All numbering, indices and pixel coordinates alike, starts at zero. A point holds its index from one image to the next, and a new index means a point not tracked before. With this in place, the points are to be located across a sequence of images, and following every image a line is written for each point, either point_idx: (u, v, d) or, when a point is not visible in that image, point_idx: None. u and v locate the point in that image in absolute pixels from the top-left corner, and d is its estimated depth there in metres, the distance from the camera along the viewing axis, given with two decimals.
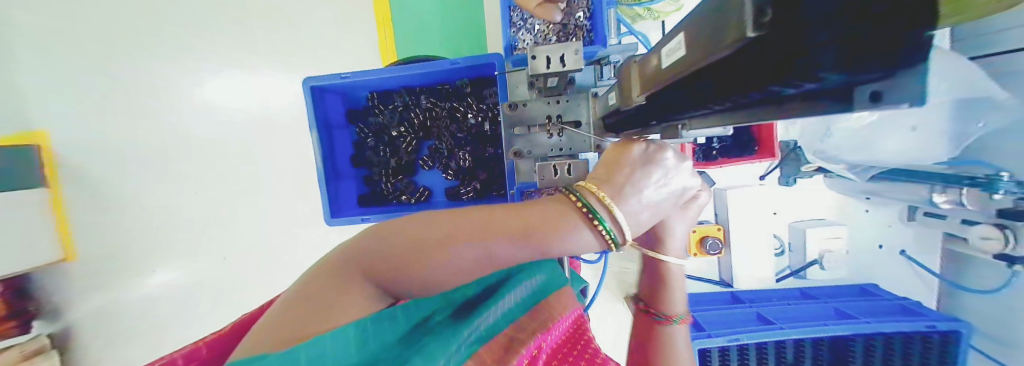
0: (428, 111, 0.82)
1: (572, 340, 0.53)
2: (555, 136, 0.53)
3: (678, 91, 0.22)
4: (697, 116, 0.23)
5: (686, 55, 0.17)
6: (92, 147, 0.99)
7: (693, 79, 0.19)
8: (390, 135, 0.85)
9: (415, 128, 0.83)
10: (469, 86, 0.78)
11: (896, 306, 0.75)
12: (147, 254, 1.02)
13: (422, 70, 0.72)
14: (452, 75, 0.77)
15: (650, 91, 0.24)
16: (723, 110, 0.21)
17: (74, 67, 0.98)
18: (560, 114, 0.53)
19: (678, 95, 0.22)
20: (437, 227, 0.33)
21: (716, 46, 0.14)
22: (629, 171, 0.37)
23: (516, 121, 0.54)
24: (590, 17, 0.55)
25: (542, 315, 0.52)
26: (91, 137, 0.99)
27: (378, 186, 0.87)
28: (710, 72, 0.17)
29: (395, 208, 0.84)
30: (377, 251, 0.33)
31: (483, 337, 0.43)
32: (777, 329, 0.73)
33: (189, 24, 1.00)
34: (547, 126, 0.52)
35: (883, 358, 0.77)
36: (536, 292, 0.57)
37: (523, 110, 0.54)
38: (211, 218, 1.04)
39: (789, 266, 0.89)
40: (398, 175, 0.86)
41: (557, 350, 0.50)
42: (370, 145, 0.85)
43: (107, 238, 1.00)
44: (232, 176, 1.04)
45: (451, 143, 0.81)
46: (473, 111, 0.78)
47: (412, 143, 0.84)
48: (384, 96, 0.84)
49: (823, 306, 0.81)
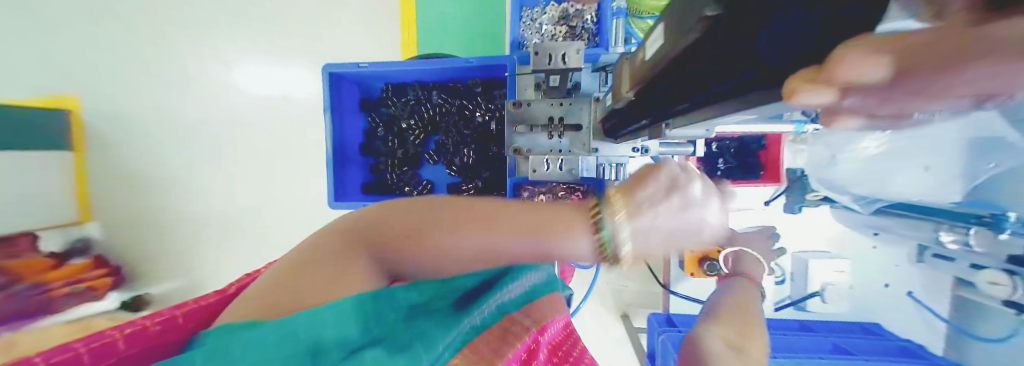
0: (439, 107, 0.84)
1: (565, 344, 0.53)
2: (556, 138, 0.54)
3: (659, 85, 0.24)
4: (679, 111, 0.25)
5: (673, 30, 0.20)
6: (113, 114, 1.05)
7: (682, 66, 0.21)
8: (400, 127, 0.87)
9: (424, 122, 0.86)
10: (480, 85, 0.80)
11: (897, 347, 0.73)
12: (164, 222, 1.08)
13: (434, 66, 0.75)
14: (465, 74, 0.79)
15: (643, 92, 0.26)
16: (703, 104, 0.22)
17: (103, 46, 1.04)
18: (562, 117, 0.53)
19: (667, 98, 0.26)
20: (436, 206, 0.33)
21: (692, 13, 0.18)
22: (673, 203, 0.28)
23: (519, 119, 0.55)
24: (596, 22, 0.57)
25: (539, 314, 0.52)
26: (111, 105, 1.05)
27: (383, 175, 0.89)
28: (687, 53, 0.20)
29: (396, 197, 0.86)
30: (376, 222, 0.34)
31: (480, 328, 0.42)
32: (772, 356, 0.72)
33: (211, 13, 1.05)
34: (549, 128, 0.53)
35: None
36: (532, 291, 0.55)
37: (527, 109, 0.54)
38: (230, 193, 1.11)
39: (789, 296, 0.85)
40: (403, 166, 0.88)
41: (554, 350, 0.51)
42: (380, 135, 0.88)
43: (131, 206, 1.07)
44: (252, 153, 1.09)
45: (457, 139, 0.83)
46: (481, 110, 0.80)
47: (420, 136, 0.87)
48: (399, 89, 0.87)
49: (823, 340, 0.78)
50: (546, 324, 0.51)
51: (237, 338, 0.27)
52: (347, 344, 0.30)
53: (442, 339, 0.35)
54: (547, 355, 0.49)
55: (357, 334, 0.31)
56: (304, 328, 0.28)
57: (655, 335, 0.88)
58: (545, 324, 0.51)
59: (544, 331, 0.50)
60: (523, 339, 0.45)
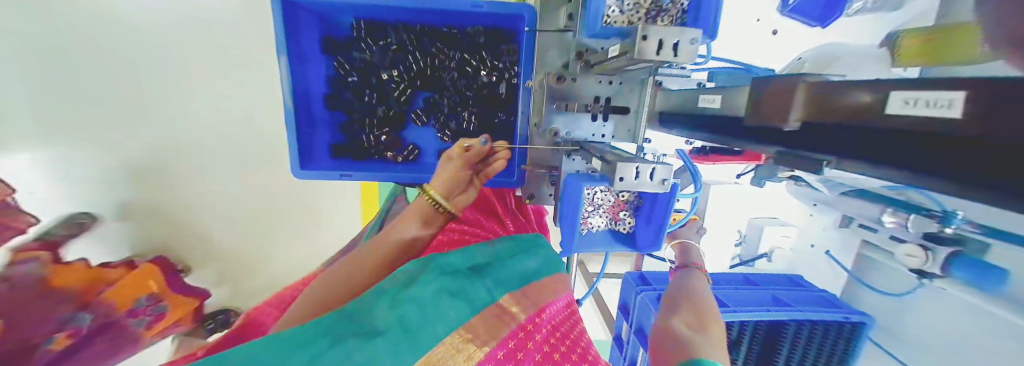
0: (431, 58, 0.69)
1: (562, 327, 0.50)
2: (599, 119, 0.49)
3: (980, 149, 0.14)
4: (823, 160, 0.23)
5: (938, 130, 0.15)
6: None
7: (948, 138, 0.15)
8: (379, 78, 0.71)
9: (411, 75, 0.70)
10: (483, 35, 0.66)
11: (819, 297, 0.86)
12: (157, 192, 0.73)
13: (433, 5, 0.59)
14: (467, 19, 0.65)
15: (997, 126, 0.13)
16: (846, 160, 0.22)
17: None
18: (610, 97, 0.48)
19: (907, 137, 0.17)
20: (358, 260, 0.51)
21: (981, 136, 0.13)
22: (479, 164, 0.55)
23: (560, 96, 0.48)
24: None
25: (532, 295, 0.51)
26: None
27: (357, 137, 0.74)
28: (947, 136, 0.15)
29: (377, 164, 0.74)
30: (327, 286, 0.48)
31: (479, 306, 0.46)
32: (731, 311, 0.80)
33: None
34: (592, 107, 0.48)
35: (808, 340, 0.81)
36: (529, 273, 0.55)
37: (571, 86, 0.48)
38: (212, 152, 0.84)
39: (740, 257, 1.02)
40: (383, 127, 0.74)
41: (551, 331, 0.48)
42: (352, 86, 0.70)
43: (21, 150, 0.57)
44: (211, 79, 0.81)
45: (455, 99, 0.71)
46: (486, 68, 0.68)
47: (406, 91, 0.72)
48: (376, 28, 0.68)
49: (764, 293, 0.89)
50: (540, 307, 0.50)
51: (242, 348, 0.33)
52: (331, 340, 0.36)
53: (433, 323, 0.40)
54: (545, 336, 0.46)
55: (324, 340, 0.36)
56: (248, 350, 0.33)
57: (633, 293, 0.95)
58: (544, 303, 0.51)
59: (543, 310, 0.49)
60: (520, 319, 0.46)
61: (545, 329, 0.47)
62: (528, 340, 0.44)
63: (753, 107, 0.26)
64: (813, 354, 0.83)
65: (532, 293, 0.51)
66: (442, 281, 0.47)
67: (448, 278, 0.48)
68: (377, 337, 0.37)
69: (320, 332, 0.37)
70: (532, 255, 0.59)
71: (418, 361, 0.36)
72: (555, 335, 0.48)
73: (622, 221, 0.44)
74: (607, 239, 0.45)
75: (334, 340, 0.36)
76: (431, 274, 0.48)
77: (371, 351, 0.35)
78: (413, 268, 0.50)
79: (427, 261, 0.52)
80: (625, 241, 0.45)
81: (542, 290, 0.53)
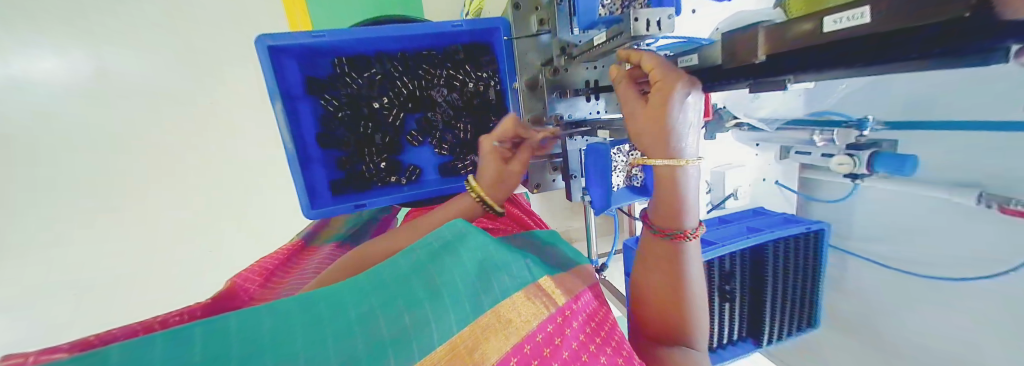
0: (418, 79, 0.73)
1: (596, 317, 0.50)
2: (591, 100, 0.60)
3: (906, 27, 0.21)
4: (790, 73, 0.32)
5: (874, 28, 0.23)
6: None
7: (888, 29, 0.22)
8: (371, 107, 0.73)
9: (401, 99, 0.74)
10: (463, 51, 0.72)
11: (782, 218, 1.01)
12: (201, 253, 1.18)
13: (416, 30, 0.64)
14: (445, 38, 0.70)
15: (916, 13, 0.20)
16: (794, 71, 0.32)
17: None
18: (598, 79, 0.59)
19: (855, 40, 0.25)
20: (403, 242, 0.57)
21: (908, 20, 0.21)
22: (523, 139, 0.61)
23: (557, 87, 0.60)
24: None
25: (566, 283, 0.51)
26: None
27: (356, 168, 0.75)
28: (885, 27, 0.22)
29: (384, 191, 0.75)
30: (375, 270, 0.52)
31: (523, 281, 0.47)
32: (721, 245, 0.90)
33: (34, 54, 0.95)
34: (585, 91, 0.59)
35: (785, 255, 0.95)
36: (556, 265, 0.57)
37: (564, 76, 0.60)
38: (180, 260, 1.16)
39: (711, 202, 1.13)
40: (382, 154, 0.76)
41: (588, 318, 0.48)
42: (344, 120, 0.72)
43: (98, 243, 1.07)
44: (171, 217, 1.13)
45: (447, 114, 0.76)
46: (472, 80, 0.74)
47: (398, 116, 0.75)
48: (359, 63, 0.71)
49: (739, 226, 1.01)
50: (575, 294, 0.50)
51: (300, 309, 0.37)
52: (380, 307, 0.39)
53: (480, 299, 0.42)
54: (582, 323, 0.47)
55: (376, 305, 0.40)
56: (305, 309, 0.37)
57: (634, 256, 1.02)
58: (576, 292, 0.51)
59: (577, 299, 0.49)
60: (558, 303, 0.46)
61: (581, 316, 0.47)
62: (564, 326, 0.44)
63: (733, 56, 0.35)
64: (791, 266, 0.96)
65: (567, 279, 0.52)
66: (484, 250, 0.49)
67: (492, 248, 0.49)
68: (426, 302, 0.40)
69: (365, 304, 0.40)
70: (553, 246, 0.63)
71: (465, 329, 0.38)
72: (589, 325, 0.47)
73: (635, 177, 0.55)
74: (628, 194, 0.55)
75: (386, 305, 0.40)
76: (468, 241, 0.50)
77: (420, 318, 0.38)
78: (458, 230, 0.52)
79: (471, 227, 0.53)
80: (641, 192, 0.55)
81: (572, 278, 0.54)
